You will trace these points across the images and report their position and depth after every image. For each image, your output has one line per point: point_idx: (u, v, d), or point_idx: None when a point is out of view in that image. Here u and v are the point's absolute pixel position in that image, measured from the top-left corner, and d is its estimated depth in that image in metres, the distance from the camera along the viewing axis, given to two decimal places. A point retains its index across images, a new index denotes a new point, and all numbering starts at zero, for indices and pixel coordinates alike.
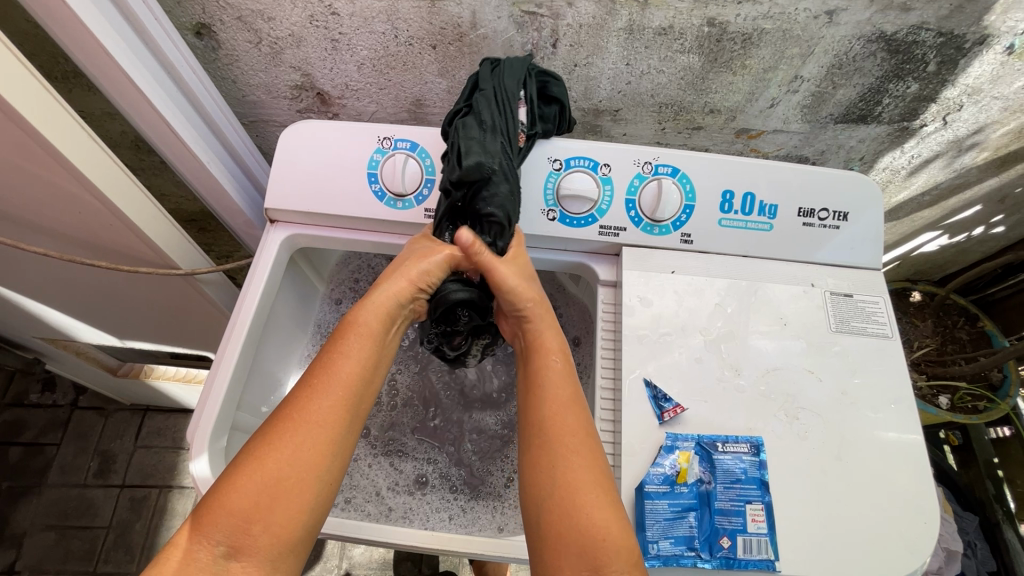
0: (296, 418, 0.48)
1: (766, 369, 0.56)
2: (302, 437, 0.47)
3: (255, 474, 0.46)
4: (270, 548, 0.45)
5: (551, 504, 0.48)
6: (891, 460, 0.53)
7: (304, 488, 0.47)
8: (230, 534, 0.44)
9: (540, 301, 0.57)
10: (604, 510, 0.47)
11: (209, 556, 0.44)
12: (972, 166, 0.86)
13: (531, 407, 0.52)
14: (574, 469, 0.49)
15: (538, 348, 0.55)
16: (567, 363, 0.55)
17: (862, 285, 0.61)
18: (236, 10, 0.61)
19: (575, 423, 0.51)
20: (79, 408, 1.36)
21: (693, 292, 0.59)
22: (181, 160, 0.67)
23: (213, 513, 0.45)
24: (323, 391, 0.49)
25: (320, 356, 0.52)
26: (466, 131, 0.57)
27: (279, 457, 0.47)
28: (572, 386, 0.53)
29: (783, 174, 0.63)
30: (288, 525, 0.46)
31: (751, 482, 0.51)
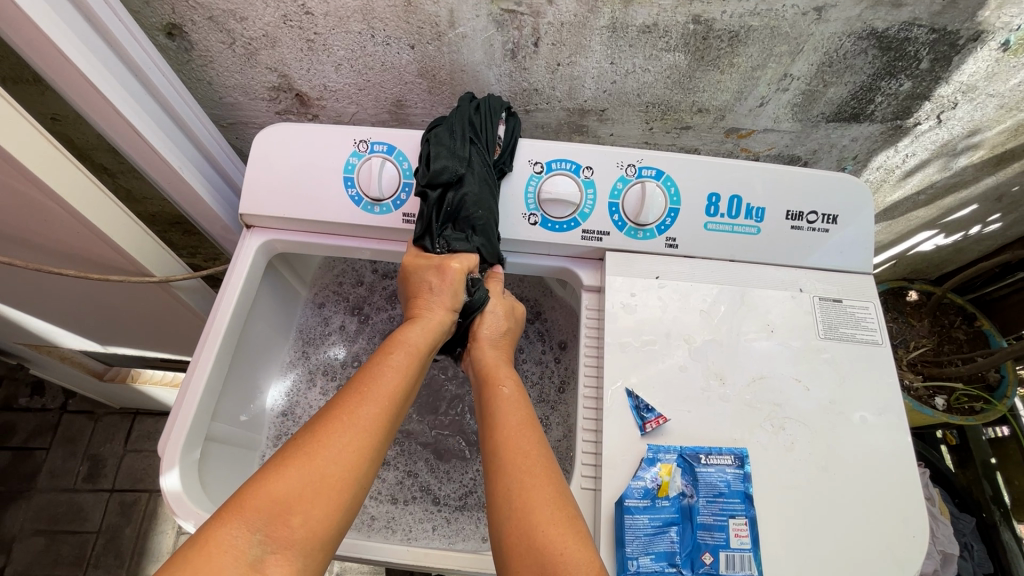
0: (345, 418, 0.47)
1: (753, 377, 0.54)
2: (349, 437, 0.46)
3: (304, 467, 0.43)
4: (304, 545, 0.41)
5: (509, 527, 0.45)
6: (879, 471, 0.52)
7: (349, 487, 0.44)
8: (270, 521, 0.41)
9: (502, 339, 0.62)
10: (560, 526, 0.44)
11: (244, 545, 0.40)
12: (968, 165, 0.85)
13: (486, 430, 0.52)
14: (528, 487, 0.46)
15: (493, 379, 0.57)
16: (518, 392, 0.55)
17: (852, 290, 0.60)
18: (207, 10, 0.59)
19: (528, 447, 0.49)
20: (68, 412, 1.35)
21: (678, 299, 0.58)
22: (153, 166, 0.65)
23: (256, 499, 0.42)
24: (373, 397, 0.48)
25: (364, 367, 0.51)
26: (437, 142, 0.60)
27: (327, 454, 0.44)
28: (524, 409, 0.53)
29: (772, 176, 0.61)
30: (325, 524, 0.43)
31: (735, 495, 0.50)
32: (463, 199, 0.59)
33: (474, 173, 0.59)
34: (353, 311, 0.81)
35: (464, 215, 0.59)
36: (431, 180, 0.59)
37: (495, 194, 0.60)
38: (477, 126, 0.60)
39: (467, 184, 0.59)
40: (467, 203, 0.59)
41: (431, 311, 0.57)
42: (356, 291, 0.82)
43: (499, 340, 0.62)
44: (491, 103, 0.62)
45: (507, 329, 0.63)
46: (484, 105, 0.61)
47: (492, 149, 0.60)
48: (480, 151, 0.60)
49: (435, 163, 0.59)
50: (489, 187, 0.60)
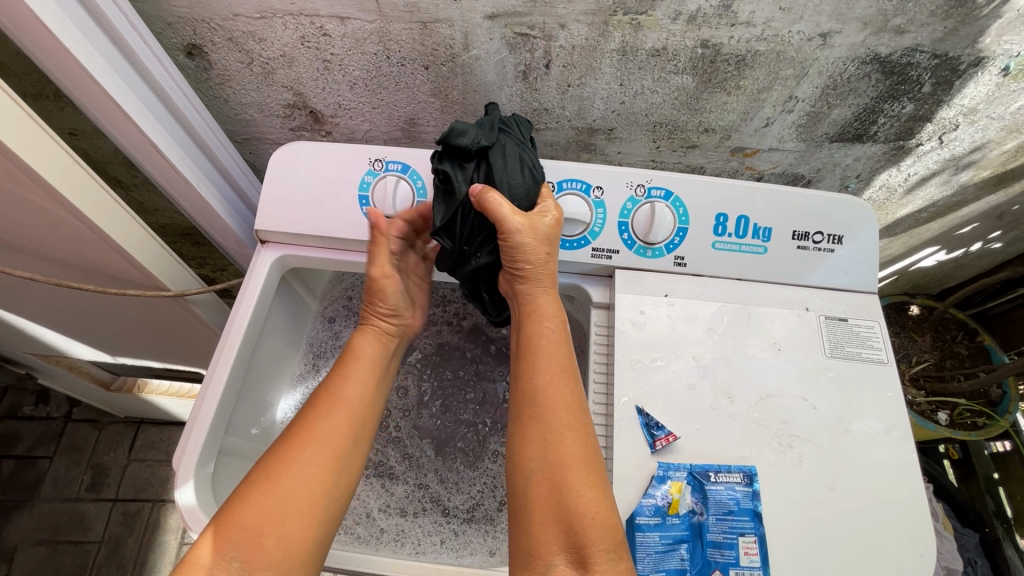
0: (304, 437, 0.52)
1: (762, 395, 0.55)
2: (309, 454, 0.51)
3: (268, 491, 0.48)
4: (281, 562, 0.46)
5: (539, 477, 0.49)
6: (886, 488, 0.53)
7: (315, 503, 0.49)
8: (244, 548, 0.45)
9: (544, 269, 0.56)
10: (594, 489, 0.47)
11: (221, 574, 0.43)
12: (969, 184, 0.86)
13: (524, 373, 0.54)
14: (565, 444, 0.49)
15: (535, 313, 0.56)
16: (561, 332, 0.55)
17: (858, 309, 0.60)
18: (227, 31, 0.61)
19: (567, 399, 0.52)
20: (73, 420, 1.35)
21: (687, 316, 0.59)
22: (170, 182, 0.66)
23: (226, 530, 0.45)
24: (328, 414, 0.54)
25: (321, 386, 0.57)
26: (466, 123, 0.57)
27: (289, 473, 0.49)
28: (564, 353, 0.54)
29: (778, 197, 0.62)
30: (298, 540, 0.47)
31: (745, 513, 0.50)
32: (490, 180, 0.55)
33: (506, 154, 0.56)
34: None
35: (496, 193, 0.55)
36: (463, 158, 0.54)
37: (528, 178, 0.57)
38: (506, 125, 0.60)
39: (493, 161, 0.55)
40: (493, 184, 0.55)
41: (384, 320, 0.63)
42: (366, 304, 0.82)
43: (540, 273, 0.56)
44: (514, 116, 0.62)
45: (541, 262, 0.55)
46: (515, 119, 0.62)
47: (521, 141, 0.59)
48: (510, 138, 0.58)
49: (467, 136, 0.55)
50: (522, 168, 0.57)
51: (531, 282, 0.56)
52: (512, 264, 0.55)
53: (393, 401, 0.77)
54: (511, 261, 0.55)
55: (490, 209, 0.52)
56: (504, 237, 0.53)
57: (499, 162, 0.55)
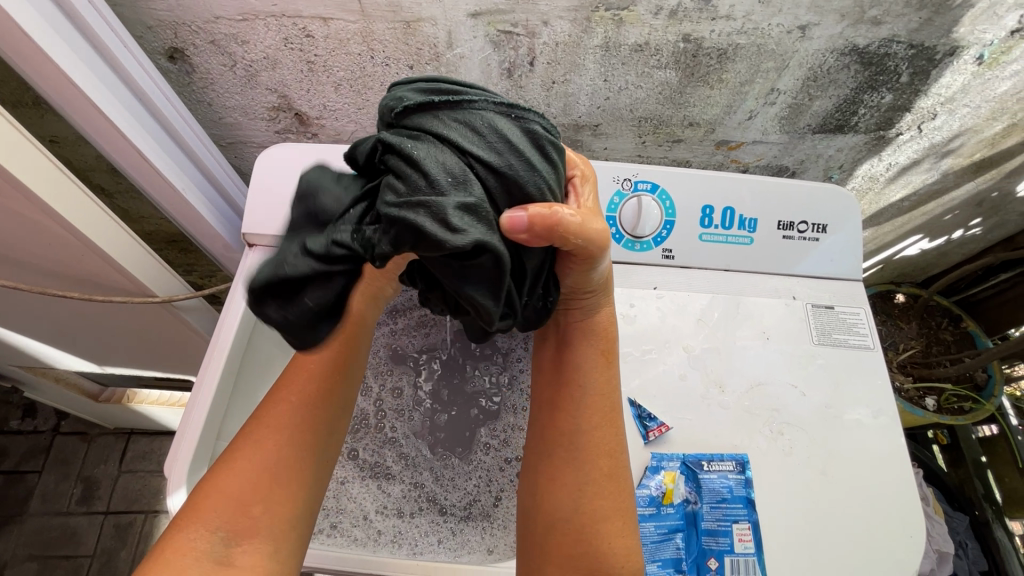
0: (290, 395, 0.53)
1: (752, 384, 0.56)
2: (296, 415, 0.52)
3: (253, 455, 0.50)
4: (268, 531, 0.48)
5: (568, 526, 0.48)
6: (878, 471, 0.53)
7: (300, 469, 0.51)
8: (229, 521, 0.47)
9: (609, 281, 0.52)
10: (623, 539, 0.48)
11: (207, 544, 0.46)
12: (949, 173, 0.88)
13: (564, 410, 0.51)
14: (598, 496, 0.49)
15: (593, 338, 0.52)
16: (612, 372, 0.52)
17: (844, 296, 0.61)
18: (209, 34, 0.60)
19: (607, 447, 0.50)
20: (61, 434, 1.33)
21: (676, 308, 0.59)
22: (155, 187, 0.65)
23: (211, 502, 0.47)
24: (314, 368, 0.54)
25: (314, 329, 0.57)
26: (408, 156, 0.40)
27: (274, 439, 0.51)
28: (613, 396, 0.51)
29: (764, 188, 0.62)
30: (284, 509, 0.49)
31: (738, 500, 0.50)
32: (525, 199, 0.41)
33: (482, 152, 0.40)
34: None
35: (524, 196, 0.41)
36: (454, 203, 0.38)
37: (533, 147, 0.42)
38: (434, 107, 0.40)
39: (494, 171, 0.40)
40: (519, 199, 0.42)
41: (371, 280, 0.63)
42: None
43: (605, 286, 0.51)
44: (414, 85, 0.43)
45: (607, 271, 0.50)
46: (430, 86, 0.43)
47: (472, 109, 0.40)
48: (462, 126, 0.40)
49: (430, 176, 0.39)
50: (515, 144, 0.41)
51: (597, 297, 0.51)
52: (584, 284, 0.49)
53: (385, 401, 0.77)
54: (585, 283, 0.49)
55: (567, 235, 0.42)
56: (594, 254, 0.45)
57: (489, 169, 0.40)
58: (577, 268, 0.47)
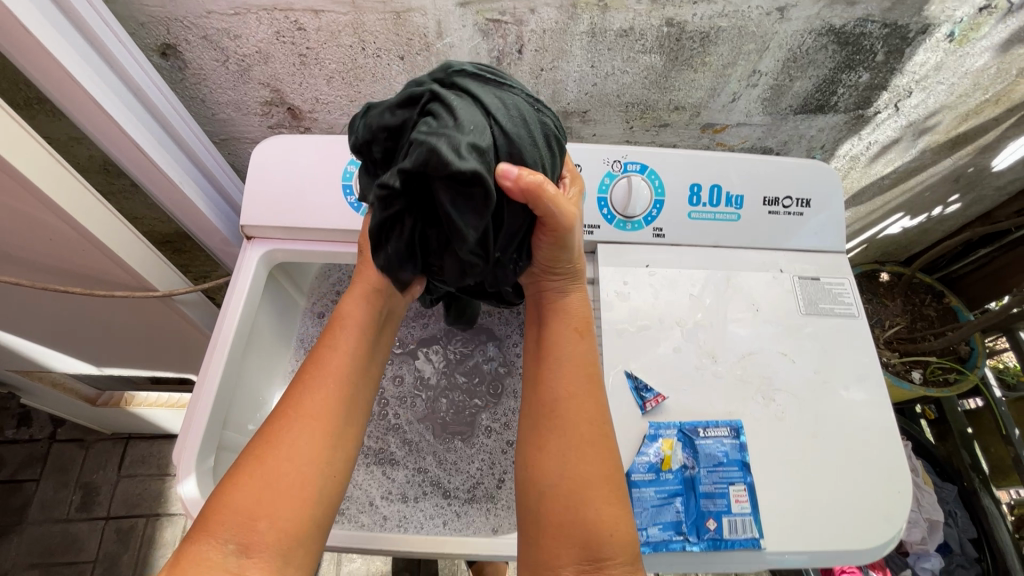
0: (293, 412, 0.52)
1: (743, 355, 0.58)
2: (300, 430, 0.51)
3: (258, 470, 0.49)
4: (277, 543, 0.46)
5: (553, 493, 0.48)
6: (867, 432, 0.55)
7: (304, 485, 0.49)
8: (238, 533, 0.46)
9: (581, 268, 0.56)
10: (611, 506, 0.47)
11: (218, 557, 0.44)
12: (927, 150, 0.90)
13: (546, 381, 0.53)
14: (583, 460, 0.49)
15: (565, 315, 0.55)
16: (588, 344, 0.54)
17: (829, 268, 0.63)
18: (201, 29, 0.61)
19: (589, 412, 0.51)
20: (58, 441, 1.33)
21: (669, 285, 0.61)
22: (153, 182, 0.66)
23: (219, 515, 0.46)
24: (315, 385, 0.54)
25: (317, 349, 0.57)
26: (445, 101, 0.46)
27: (279, 452, 0.50)
28: (592, 364, 0.53)
29: (749, 166, 0.64)
30: (293, 521, 0.48)
31: (733, 464, 0.52)
32: (521, 162, 0.47)
33: (507, 118, 0.47)
34: None
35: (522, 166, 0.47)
36: (468, 139, 0.44)
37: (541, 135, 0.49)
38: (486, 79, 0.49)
39: (508, 132, 0.46)
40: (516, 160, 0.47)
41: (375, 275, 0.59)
42: None
43: (577, 271, 0.56)
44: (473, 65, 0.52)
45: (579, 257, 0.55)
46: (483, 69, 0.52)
47: (514, 93, 0.50)
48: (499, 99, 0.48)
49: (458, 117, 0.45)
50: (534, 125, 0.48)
51: (569, 280, 0.56)
52: (556, 265, 0.54)
53: (387, 389, 0.78)
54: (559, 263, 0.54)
55: (541, 199, 0.46)
56: (562, 231, 0.50)
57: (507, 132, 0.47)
58: (548, 244, 0.52)
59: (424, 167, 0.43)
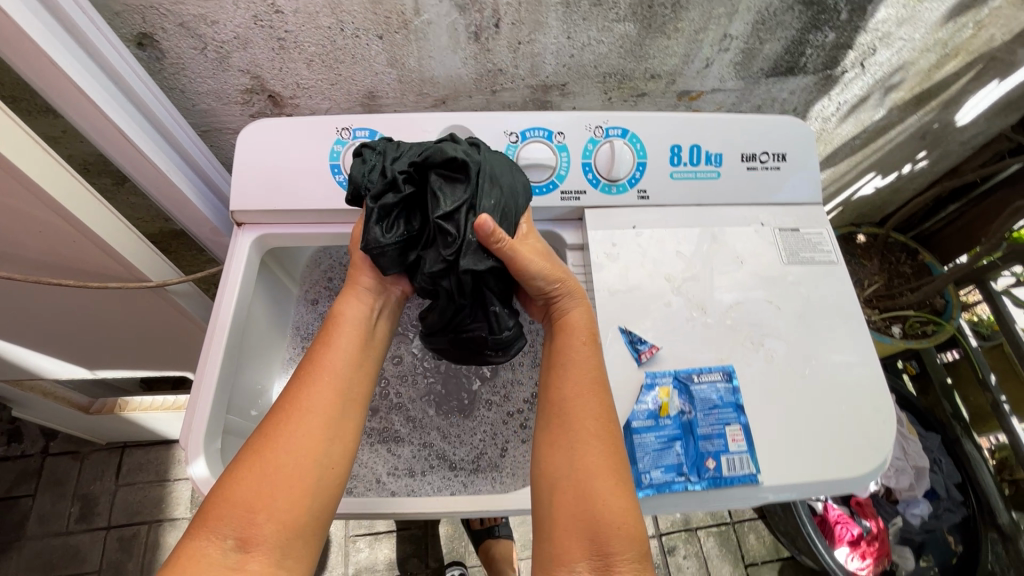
0: (290, 410, 0.53)
1: (731, 305, 0.60)
2: (297, 427, 0.52)
3: (255, 467, 0.49)
4: (276, 537, 0.47)
5: (564, 485, 0.48)
6: (851, 367, 0.58)
7: (301, 482, 0.50)
8: (237, 527, 0.46)
9: (576, 287, 0.58)
10: (620, 498, 0.47)
11: (217, 551, 0.45)
12: (893, 107, 0.94)
13: (552, 380, 0.54)
14: (590, 453, 0.49)
15: (572, 324, 0.56)
16: (594, 345, 0.55)
17: (807, 219, 0.66)
18: (178, 16, 0.61)
19: (595, 409, 0.51)
20: (51, 455, 1.31)
21: (656, 243, 0.63)
22: (139, 170, 0.68)
23: (219, 510, 0.47)
24: (312, 383, 0.55)
25: (315, 348, 0.58)
26: (448, 139, 0.60)
27: (276, 449, 0.50)
28: (599, 365, 0.54)
29: (725, 125, 0.67)
30: (291, 515, 0.48)
31: (728, 406, 0.54)
32: (496, 176, 0.57)
33: (494, 156, 0.60)
34: None
35: (500, 180, 0.57)
36: (463, 149, 0.57)
37: (521, 178, 0.61)
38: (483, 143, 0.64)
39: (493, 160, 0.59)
40: (498, 182, 0.57)
41: (367, 276, 0.62)
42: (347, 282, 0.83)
43: (571, 286, 0.58)
44: None
45: (567, 277, 0.58)
46: None
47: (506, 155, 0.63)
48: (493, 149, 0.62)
49: (458, 141, 0.59)
50: (516, 171, 0.61)
51: (567, 295, 0.58)
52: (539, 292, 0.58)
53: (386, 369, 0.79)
54: (543, 286, 0.57)
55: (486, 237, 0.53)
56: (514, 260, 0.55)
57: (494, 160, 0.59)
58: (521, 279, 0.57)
59: (427, 157, 0.56)
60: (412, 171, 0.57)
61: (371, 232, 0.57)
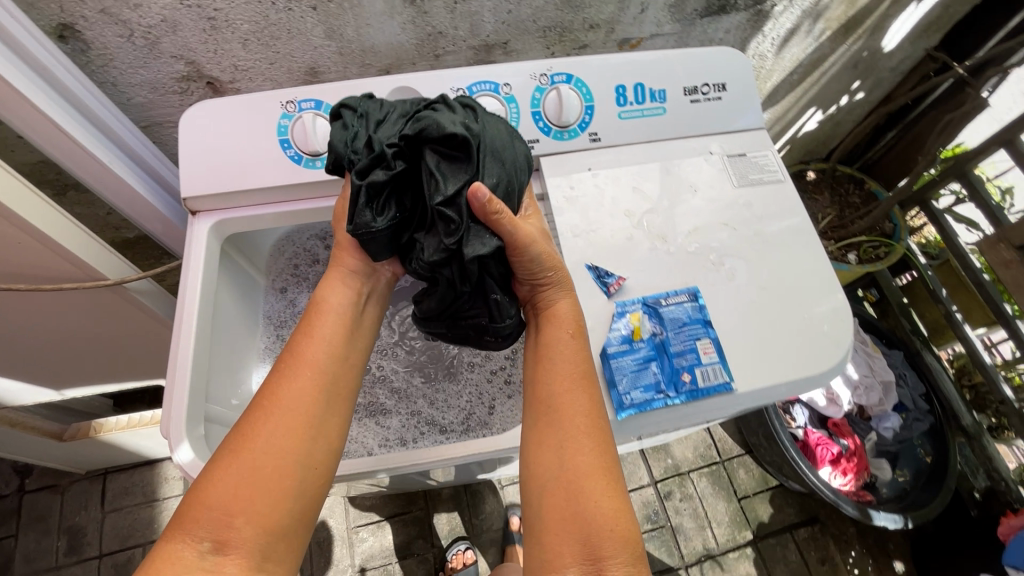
0: (268, 405, 0.51)
1: (689, 231, 0.62)
2: (275, 423, 0.49)
3: (233, 466, 0.47)
4: (256, 539, 0.46)
5: (554, 488, 0.48)
6: (806, 273, 0.61)
7: (281, 482, 0.48)
8: (214, 530, 0.45)
9: (566, 277, 0.57)
10: (611, 501, 0.47)
11: (194, 553, 0.44)
12: (824, 39, 0.97)
13: (538, 377, 0.53)
14: (580, 453, 0.49)
15: (557, 319, 0.55)
16: (580, 341, 0.54)
17: (752, 144, 0.69)
18: (97, 2, 0.58)
19: (583, 407, 0.51)
20: (29, 492, 1.26)
21: (612, 182, 0.65)
22: (78, 163, 0.66)
23: (194, 510, 0.45)
24: (292, 376, 0.52)
25: (295, 337, 0.55)
26: (440, 105, 0.56)
27: (253, 447, 0.48)
28: (584, 360, 0.53)
29: (665, 61, 0.68)
30: (271, 516, 0.47)
31: (696, 322, 0.57)
32: (496, 152, 0.54)
33: (491, 126, 0.56)
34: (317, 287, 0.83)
35: (498, 156, 0.54)
36: (460, 121, 0.53)
37: (520, 150, 0.57)
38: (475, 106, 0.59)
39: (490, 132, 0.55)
40: (499, 158, 0.55)
41: (353, 259, 0.60)
42: (314, 267, 0.83)
43: (563, 278, 0.56)
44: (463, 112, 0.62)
45: (560, 265, 0.56)
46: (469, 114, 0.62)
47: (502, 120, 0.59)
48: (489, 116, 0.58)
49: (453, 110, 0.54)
50: (514, 141, 0.57)
51: (556, 287, 0.56)
52: (534, 276, 0.55)
53: None
54: (537, 270, 0.55)
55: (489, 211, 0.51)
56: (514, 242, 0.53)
57: (492, 132, 0.55)
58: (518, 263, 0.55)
59: (422, 130, 0.52)
60: (403, 145, 0.53)
61: (362, 216, 0.53)
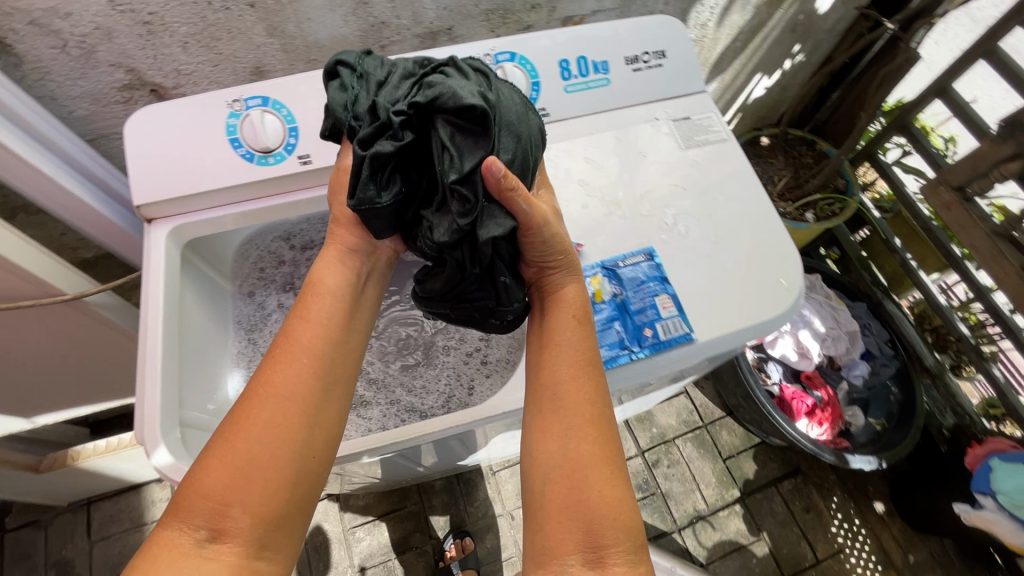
0: (261, 393, 0.49)
1: (641, 194, 0.64)
2: (270, 411, 0.49)
3: (227, 454, 0.46)
4: (252, 528, 0.45)
5: (558, 474, 0.47)
6: (755, 224, 0.64)
7: (277, 472, 0.47)
8: (209, 518, 0.44)
9: (575, 261, 0.57)
10: (615, 489, 0.46)
11: (190, 540, 0.44)
12: (760, 4, 1.00)
13: (542, 362, 0.53)
14: (586, 440, 0.48)
15: (563, 304, 0.55)
16: (584, 329, 0.54)
17: (695, 107, 0.71)
18: (25, 13, 0.57)
19: (588, 393, 0.51)
20: (10, 530, 1.23)
21: (564, 154, 0.67)
22: (24, 180, 0.65)
23: (188, 498, 0.45)
24: (287, 363, 0.51)
25: (290, 319, 0.55)
26: (451, 72, 0.52)
27: (246, 436, 0.47)
28: (589, 347, 0.53)
29: (605, 33, 0.70)
30: (267, 504, 0.46)
31: (654, 279, 0.59)
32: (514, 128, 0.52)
33: (506, 99, 0.53)
34: (286, 288, 0.83)
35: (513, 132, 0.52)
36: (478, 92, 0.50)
37: (532, 125, 0.55)
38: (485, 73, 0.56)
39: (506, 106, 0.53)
40: (515, 134, 0.52)
41: (350, 235, 0.60)
42: (281, 269, 0.83)
43: (572, 261, 0.56)
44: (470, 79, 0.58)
45: (569, 248, 0.56)
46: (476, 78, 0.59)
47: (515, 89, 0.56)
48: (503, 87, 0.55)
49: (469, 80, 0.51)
50: (527, 116, 0.55)
51: (566, 271, 0.56)
52: (545, 258, 0.55)
53: None
54: (548, 251, 0.55)
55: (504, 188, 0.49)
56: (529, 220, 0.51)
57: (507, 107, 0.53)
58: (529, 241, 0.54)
59: (436, 99, 0.48)
60: (413, 114, 0.50)
61: (367, 192, 0.51)
